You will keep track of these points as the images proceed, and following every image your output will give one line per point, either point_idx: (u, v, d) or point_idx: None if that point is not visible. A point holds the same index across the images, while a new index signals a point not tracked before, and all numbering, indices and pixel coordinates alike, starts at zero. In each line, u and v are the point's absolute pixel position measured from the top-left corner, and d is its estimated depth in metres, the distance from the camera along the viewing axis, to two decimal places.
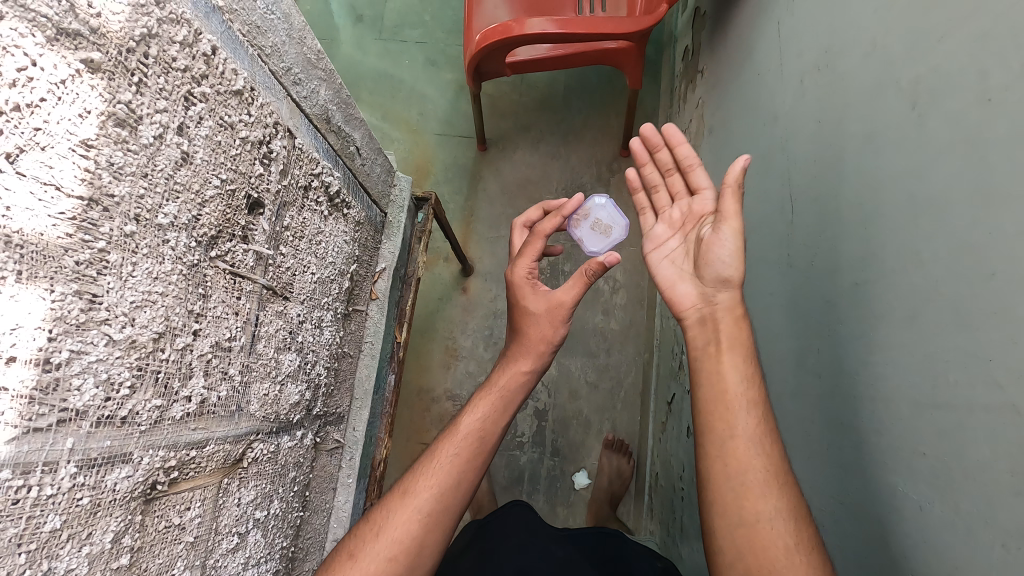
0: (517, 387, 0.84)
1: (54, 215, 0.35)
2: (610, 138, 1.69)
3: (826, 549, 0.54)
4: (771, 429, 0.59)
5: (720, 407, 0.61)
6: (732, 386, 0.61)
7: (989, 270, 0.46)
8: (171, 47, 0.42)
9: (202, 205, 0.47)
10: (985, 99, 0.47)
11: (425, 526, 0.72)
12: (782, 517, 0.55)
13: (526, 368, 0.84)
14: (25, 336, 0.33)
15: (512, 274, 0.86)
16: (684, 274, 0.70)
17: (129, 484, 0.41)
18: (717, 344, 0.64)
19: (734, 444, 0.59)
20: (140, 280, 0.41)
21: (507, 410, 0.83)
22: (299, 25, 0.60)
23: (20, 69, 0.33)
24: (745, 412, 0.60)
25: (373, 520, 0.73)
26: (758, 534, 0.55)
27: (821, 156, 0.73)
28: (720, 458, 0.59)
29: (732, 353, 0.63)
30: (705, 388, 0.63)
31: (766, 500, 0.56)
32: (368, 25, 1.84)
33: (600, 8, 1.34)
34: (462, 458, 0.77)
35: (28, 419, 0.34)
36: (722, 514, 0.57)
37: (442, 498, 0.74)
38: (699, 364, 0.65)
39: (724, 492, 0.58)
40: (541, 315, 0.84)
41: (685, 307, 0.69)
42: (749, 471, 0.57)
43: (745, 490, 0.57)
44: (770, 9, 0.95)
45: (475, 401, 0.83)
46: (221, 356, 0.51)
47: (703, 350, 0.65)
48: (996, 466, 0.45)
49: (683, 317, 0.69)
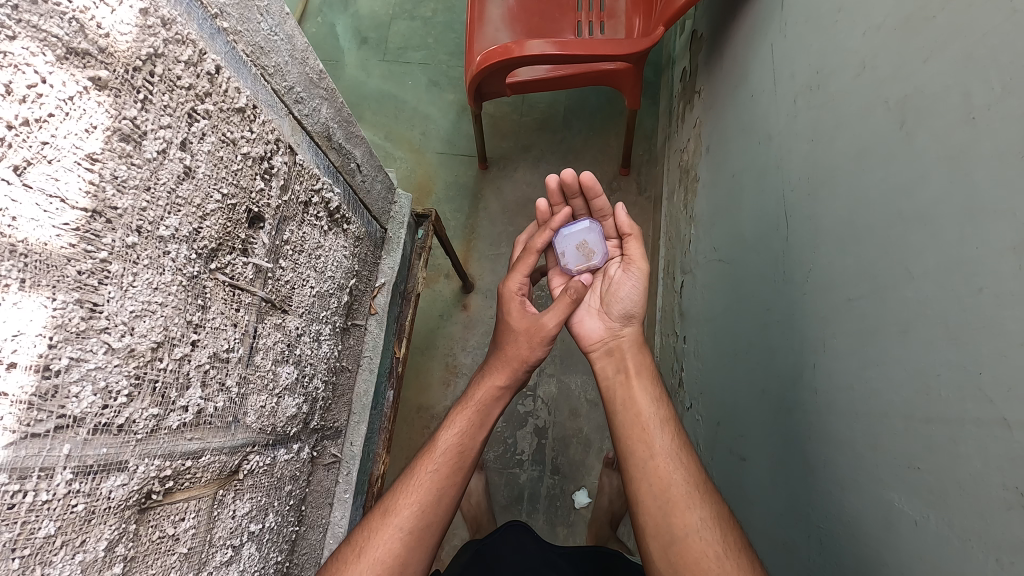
0: (493, 401, 0.85)
1: (58, 225, 0.36)
2: (610, 157, 1.71)
3: (745, 550, 0.66)
4: (681, 444, 0.74)
5: (637, 430, 0.76)
6: (645, 410, 0.78)
7: (977, 285, 0.47)
8: (177, 66, 0.44)
9: (204, 218, 0.48)
10: (966, 119, 0.49)
11: (408, 544, 0.72)
12: (706, 527, 0.67)
13: (501, 383, 0.85)
14: (26, 342, 0.34)
15: (502, 288, 0.87)
16: (603, 315, 0.89)
17: (125, 492, 0.42)
18: (626, 370, 0.83)
19: (655, 460, 0.73)
20: (140, 290, 0.42)
21: (483, 424, 0.84)
22: (301, 46, 0.62)
23: (30, 85, 0.34)
24: (662, 430, 0.76)
25: (356, 539, 0.73)
26: (690, 544, 0.66)
27: (814, 174, 0.74)
28: (646, 475, 0.72)
29: (640, 378, 0.82)
30: (626, 415, 0.78)
31: (692, 508, 0.68)
32: (373, 47, 1.88)
33: (598, 30, 1.37)
34: (441, 474, 0.77)
35: (27, 425, 0.34)
36: (655, 524, 0.69)
37: (423, 515, 0.74)
38: (616, 395, 0.81)
39: (655, 506, 0.70)
40: (521, 333, 0.85)
41: (594, 340, 0.89)
42: (671, 487, 0.70)
43: (673, 501, 0.69)
44: (764, 32, 0.97)
45: (453, 415, 0.84)
46: (219, 367, 0.52)
47: (613, 378, 0.84)
48: (988, 480, 0.45)
49: (592, 347, 0.89)
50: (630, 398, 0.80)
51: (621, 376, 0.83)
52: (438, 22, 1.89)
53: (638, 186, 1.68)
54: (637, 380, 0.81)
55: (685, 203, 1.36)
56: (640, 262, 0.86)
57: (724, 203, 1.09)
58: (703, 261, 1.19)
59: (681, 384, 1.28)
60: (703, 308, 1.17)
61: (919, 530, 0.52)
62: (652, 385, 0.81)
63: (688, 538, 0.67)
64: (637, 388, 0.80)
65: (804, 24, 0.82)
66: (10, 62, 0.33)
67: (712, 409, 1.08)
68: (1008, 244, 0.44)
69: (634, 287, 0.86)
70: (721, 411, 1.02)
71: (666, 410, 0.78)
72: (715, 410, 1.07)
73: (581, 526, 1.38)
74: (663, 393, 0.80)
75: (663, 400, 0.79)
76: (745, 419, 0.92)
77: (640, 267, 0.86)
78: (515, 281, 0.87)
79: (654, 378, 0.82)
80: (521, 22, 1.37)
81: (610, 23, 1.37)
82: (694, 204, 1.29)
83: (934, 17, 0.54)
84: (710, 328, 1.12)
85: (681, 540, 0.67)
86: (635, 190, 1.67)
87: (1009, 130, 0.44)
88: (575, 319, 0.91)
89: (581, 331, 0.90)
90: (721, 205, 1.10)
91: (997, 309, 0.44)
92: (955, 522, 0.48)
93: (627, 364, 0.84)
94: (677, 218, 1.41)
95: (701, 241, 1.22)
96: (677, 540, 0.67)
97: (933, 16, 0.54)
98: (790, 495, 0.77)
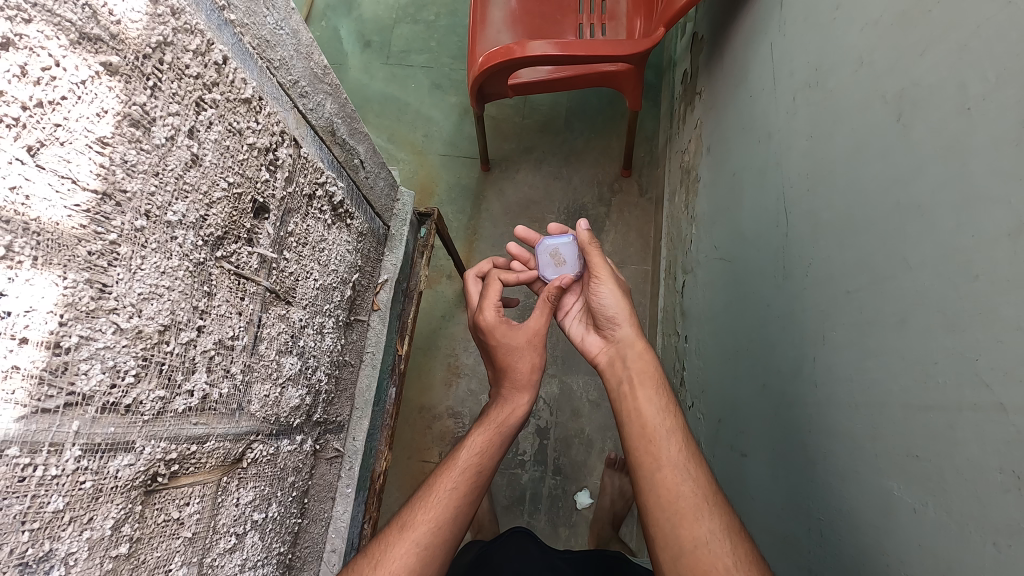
0: (510, 421, 0.88)
1: (70, 206, 0.37)
2: (611, 158, 1.72)
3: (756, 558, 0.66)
4: (692, 454, 0.74)
5: (644, 442, 0.76)
6: (651, 421, 0.78)
7: (974, 272, 0.47)
8: (185, 55, 0.45)
9: (210, 206, 0.49)
10: (962, 109, 0.49)
11: (422, 560, 0.72)
12: (717, 539, 0.67)
13: (515, 406, 0.89)
14: (37, 319, 0.35)
15: (483, 319, 0.88)
16: (597, 330, 0.92)
17: (131, 473, 0.42)
18: (628, 381, 0.83)
19: (663, 472, 0.72)
20: (148, 273, 0.43)
21: (501, 444, 0.86)
22: (307, 41, 0.64)
23: (44, 68, 0.35)
24: (669, 440, 0.75)
25: (370, 552, 0.73)
26: (700, 556, 0.66)
27: (813, 171, 0.75)
28: (654, 488, 0.72)
29: (644, 389, 0.81)
30: (633, 425, 0.79)
31: (701, 520, 0.68)
32: (377, 50, 1.90)
33: (599, 32, 1.38)
34: (460, 491, 0.79)
35: (38, 400, 0.35)
36: (665, 537, 0.69)
37: (439, 531, 0.75)
38: (622, 406, 0.82)
39: (664, 518, 0.70)
40: (521, 349, 0.88)
41: (597, 353, 0.92)
42: (679, 499, 0.70)
43: (682, 514, 0.69)
44: (763, 32, 0.98)
45: (473, 435, 0.86)
46: (224, 354, 0.53)
47: (618, 390, 0.84)
48: (987, 465, 0.45)
49: (598, 359, 0.92)
50: (636, 408, 0.80)
51: (626, 386, 0.83)
52: (440, 25, 1.90)
53: (639, 188, 1.68)
54: (641, 390, 0.81)
55: (687, 203, 1.37)
56: (603, 267, 0.89)
57: (725, 202, 1.10)
58: (705, 261, 1.19)
59: (682, 384, 1.29)
60: (704, 308, 1.18)
61: (920, 517, 0.52)
62: (659, 394, 0.80)
63: (698, 551, 0.66)
64: (642, 398, 0.80)
65: (802, 23, 0.82)
66: (25, 45, 0.34)
67: (713, 407, 1.09)
68: (1003, 231, 0.44)
69: (612, 295, 0.88)
70: (722, 408, 1.03)
71: (674, 419, 0.78)
72: (716, 409, 1.07)
73: (582, 527, 1.38)
74: (670, 402, 0.80)
75: (673, 405, 0.80)
76: (746, 417, 0.92)
77: (605, 274, 0.88)
78: (491, 308, 0.89)
79: (660, 385, 0.82)
80: (522, 24, 1.38)
81: (611, 26, 1.38)
82: (695, 204, 1.30)
83: (930, 11, 0.55)
84: (711, 327, 1.13)
85: (691, 553, 0.67)
86: (637, 192, 1.68)
87: (1005, 118, 0.45)
88: (579, 340, 0.96)
89: (586, 348, 0.95)
90: (722, 204, 1.11)
91: (992, 297, 0.45)
92: (954, 508, 0.48)
93: (630, 374, 0.84)
94: (679, 218, 1.41)
95: (703, 241, 1.22)
96: (686, 552, 0.67)
97: (929, 11, 0.55)
98: (790, 490, 0.77)
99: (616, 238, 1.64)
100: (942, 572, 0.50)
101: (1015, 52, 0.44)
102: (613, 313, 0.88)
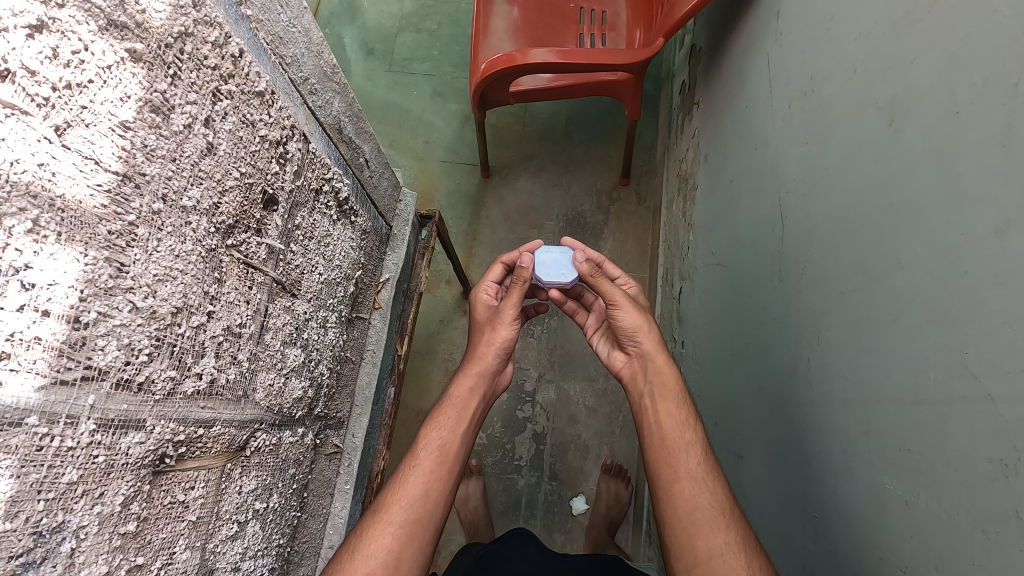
0: (468, 396, 0.87)
1: (92, 185, 0.38)
2: (610, 167, 1.74)
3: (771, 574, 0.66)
4: (709, 465, 0.75)
5: (663, 453, 0.77)
6: (671, 433, 0.78)
7: (962, 270, 0.49)
8: (204, 46, 0.46)
9: (223, 193, 0.51)
10: (950, 113, 0.51)
11: (400, 539, 0.73)
12: (732, 551, 0.67)
13: (474, 381, 0.89)
14: (60, 292, 0.36)
15: (474, 297, 0.99)
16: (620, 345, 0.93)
17: (141, 451, 0.43)
18: (646, 393, 0.84)
19: (681, 483, 0.73)
20: (163, 255, 0.44)
21: (464, 418, 0.85)
22: (317, 40, 0.65)
23: (74, 51, 0.36)
24: (687, 452, 0.76)
25: (349, 541, 0.73)
26: (714, 567, 0.67)
27: (809, 175, 0.76)
28: (672, 499, 0.73)
29: (665, 402, 0.81)
30: (652, 438, 0.80)
31: (716, 532, 0.69)
32: (379, 58, 1.93)
33: (600, 43, 1.41)
34: (428, 470, 0.78)
35: (57, 371, 0.36)
36: (680, 546, 0.70)
37: (413, 510, 0.75)
38: (644, 418, 0.83)
39: (682, 529, 0.71)
40: (484, 323, 0.95)
41: (620, 367, 0.93)
42: (696, 510, 0.71)
43: (699, 525, 0.70)
44: (760, 43, 1.00)
45: (436, 416, 0.85)
46: (232, 341, 0.54)
47: (638, 403, 0.85)
48: (976, 455, 0.46)
49: (621, 373, 0.93)
50: (657, 420, 0.80)
51: (648, 400, 0.83)
52: (443, 34, 1.93)
53: (637, 196, 1.70)
54: (662, 401, 0.81)
55: (684, 211, 1.39)
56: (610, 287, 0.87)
57: (721, 208, 1.12)
58: (702, 267, 1.21)
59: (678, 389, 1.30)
60: (700, 313, 1.19)
61: (913, 508, 0.53)
62: (681, 407, 0.80)
63: (713, 562, 0.67)
64: (662, 410, 0.81)
65: (798, 33, 0.85)
66: (58, 28, 0.35)
67: (710, 411, 1.10)
68: (992, 228, 0.46)
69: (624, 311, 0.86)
70: (720, 412, 1.04)
71: (693, 433, 0.78)
72: (712, 413, 1.08)
73: (578, 532, 1.39)
74: (692, 416, 0.80)
75: (695, 417, 0.80)
76: (744, 419, 0.93)
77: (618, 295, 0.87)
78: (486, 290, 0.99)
79: (682, 397, 0.81)
80: (525, 32, 1.41)
81: (611, 36, 1.42)
82: (693, 211, 1.32)
83: (920, 20, 0.57)
84: (707, 333, 1.14)
85: (706, 564, 0.68)
86: (635, 200, 1.70)
87: (992, 119, 0.46)
88: (603, 354, 0.98)
89: (610, 362, 0.96)
90: (719, 212, 1.13)
91: (978, 291, 0.47)
92: (948, 500, 0.49)
93: (650, 387, 0.84)
94: (677, 225, 1.43)
95: (700, 247, 1.24)
96: (701, 563, 0.68)
97: (918, 20, 0.57)
98: (786, 490, 0.78)
99: (614, 245, 1.66)
100: (934, 562, 0.51)
101: (1000, 58, 0.46)
102: (636, 325, 0.86)
